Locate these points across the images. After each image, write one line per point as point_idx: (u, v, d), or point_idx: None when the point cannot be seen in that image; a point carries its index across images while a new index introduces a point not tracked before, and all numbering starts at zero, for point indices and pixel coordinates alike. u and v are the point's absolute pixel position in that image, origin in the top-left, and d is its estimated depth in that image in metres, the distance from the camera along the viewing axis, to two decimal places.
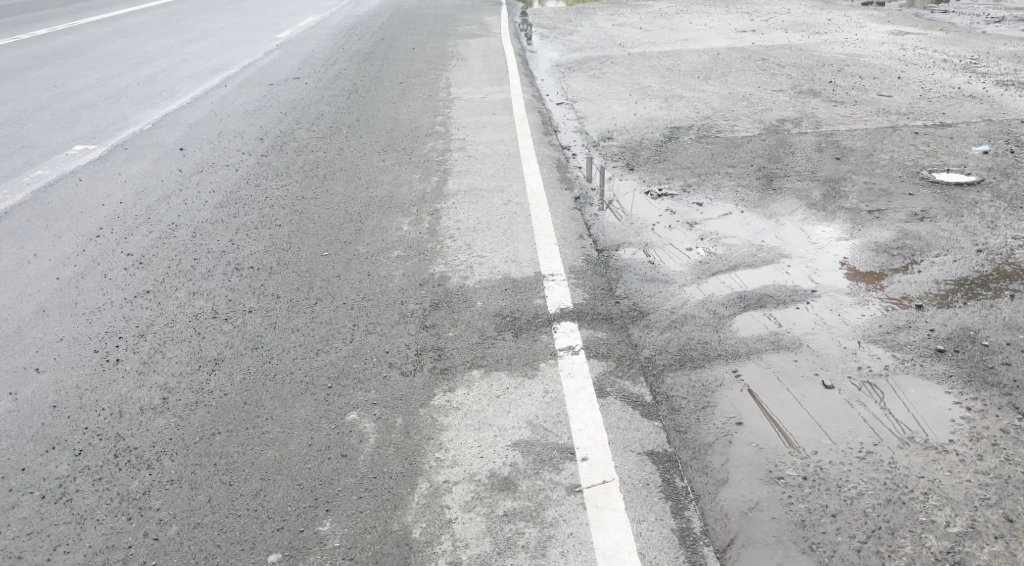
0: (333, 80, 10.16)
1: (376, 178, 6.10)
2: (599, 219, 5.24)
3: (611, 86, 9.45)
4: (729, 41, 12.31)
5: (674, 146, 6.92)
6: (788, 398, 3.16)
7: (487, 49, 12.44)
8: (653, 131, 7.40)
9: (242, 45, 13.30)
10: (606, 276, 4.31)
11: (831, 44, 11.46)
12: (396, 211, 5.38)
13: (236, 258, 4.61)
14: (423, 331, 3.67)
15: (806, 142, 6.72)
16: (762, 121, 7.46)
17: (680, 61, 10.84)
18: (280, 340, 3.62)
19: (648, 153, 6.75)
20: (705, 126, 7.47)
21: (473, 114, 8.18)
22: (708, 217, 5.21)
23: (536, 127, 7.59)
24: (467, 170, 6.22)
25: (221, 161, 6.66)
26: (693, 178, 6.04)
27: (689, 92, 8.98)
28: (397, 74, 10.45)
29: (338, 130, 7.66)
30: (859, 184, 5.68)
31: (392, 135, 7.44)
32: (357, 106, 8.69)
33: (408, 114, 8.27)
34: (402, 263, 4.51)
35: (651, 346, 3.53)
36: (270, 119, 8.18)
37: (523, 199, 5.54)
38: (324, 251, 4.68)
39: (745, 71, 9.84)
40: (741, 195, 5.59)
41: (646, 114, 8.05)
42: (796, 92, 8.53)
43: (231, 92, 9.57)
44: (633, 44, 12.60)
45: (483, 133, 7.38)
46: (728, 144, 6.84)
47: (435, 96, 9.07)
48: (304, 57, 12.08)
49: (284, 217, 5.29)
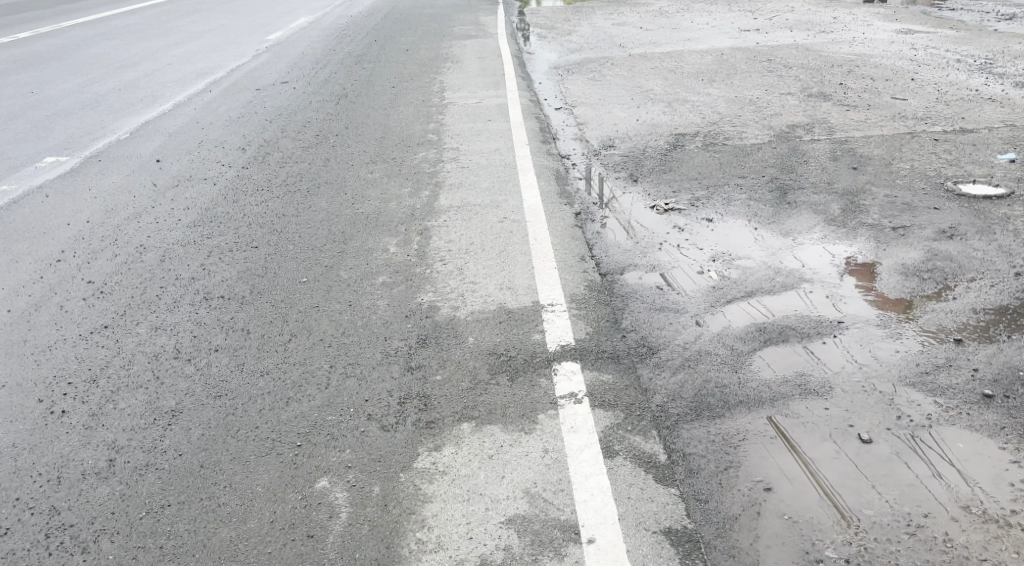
0: (322, 85, 9.76)
1: (363, 193, 5.72)
2: (601, 238, 4.86)
3: (611, 90, 9.07)
4: (733, 41, 11.93)
5: (680, 155, 6.54)
6: (822, 456, 2.77)
7: (483, 50, 12.05)
8: (657, 139, 7.02)
9: (230, 47, 12.91)
10: (611, 305, 3.92)
11: (838, 43, 11.08)
12: (384, 229, 5.00)
13: (206, 286, 4.22)
14: (407, 374, 3.27)
15: (820, 150, 6.35)
16: (772, 127, 7.08)
17: (683, 63, 10.45)
18: (247, 387, 3.23)
19: (653, 163, 6.37)
20: (712, 132, 7.08)
21: (467, 120, 7.80)
22: (720, 235, 4.83)
23: (533, 135, 7.20)
24: (460, 183, 5.84)
25: (198, 173, 6.27)
26: (701, 190, 5.66)
27: (693, 95, 8.59)
28: (389, 78, 10.05)
29: (325, 139, 7.27)
30: (879, 197, 5.30)
31: (382, 144, 7.05)
32: (346, 113, 8.30)
33: (399, 121, 7.88)
34: (388, 291, 4.12)
35: (663, 391, 3.14)
36: (254, 126, 7.78)
37: (520, 216, 5.16)
38: (303, 277, 4.29)
39: (751, 73, 9.45)
40: (753, 210, 5.21)
41: (649, 120, 7.67)
42: (806, 96, 8.15)
43: (215, 98, 9.17)
44: (633, 45, 12.20)
45: (478, 142, 7.00)
46: (737, 152, 6.46)
47: (428, 101, 8.68)
48: (294, 60, 11.68)
49: (262, 238, 4.90)
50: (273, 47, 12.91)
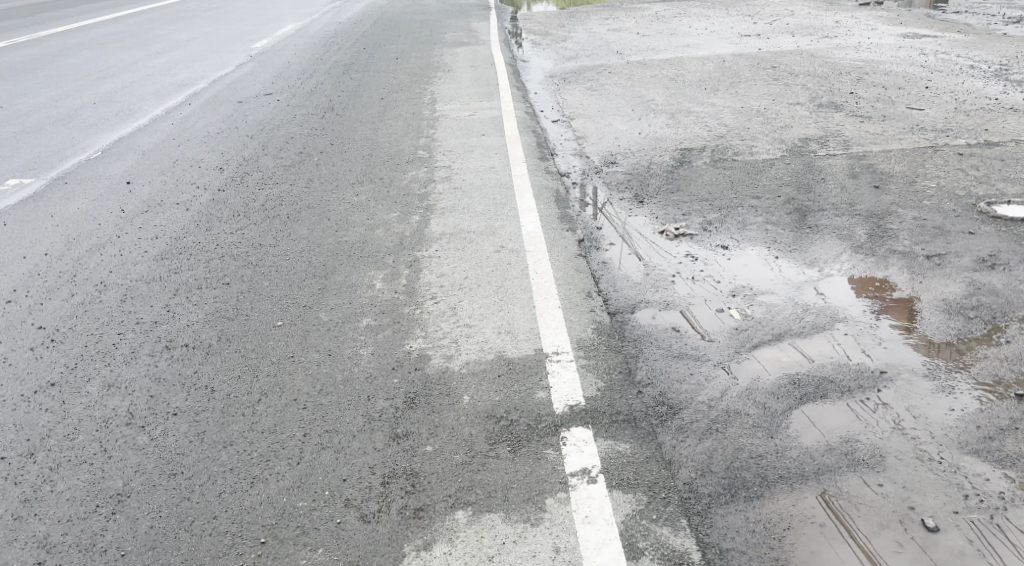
0: (308, 97, 9.32)
1: (349, 218, 5.29)
2: (608, 269, 4.45)
3: (610, 100, 8.66)
4: (734, 47, 11.56)
5: (688, 172, 6.13)
6: (882, 549, 2.36)
7: (476, 58, 11.66)
8: (661, 154, 6.62)
9: (213, 57, 12.46)
10: (623, 352, 3.50)
11: (844, 49, 10.71)
12: (370, 262, 4.57)
13: (170, 332, 3.78)
14: (393, 445, 2.84)
15: (838, 166, 5.95)
16: (784, 141, 6.69)
17: (683, 71, 10.06)
18: (206, 463, 2.79)
19: (659, 182, 5.96)
20: (719, 147, 6.69)
21: (460, 135, 7.38)
22: (738, 266, 4.41)
23: (530, 151, 6.79)
24: (452, 207, 5.41)
25: (170, 197, 5.82)
26: (713, 213, 5.25)
27: (696, 106, 8.20)
28: (378, 89, 9.62)
29: (309, 158, 6.83)
30: (908, 220, 4.91)
31: (370, 162, 6.63)
32: (332, 127, 7.86)
33: (388, 136, 7.46)
34: (373, 336, 3.69)
35: (690, 464, 2.71)
36: (234, 143, 7.35)
37: (518, 244, 4.74)
38: (278, 321, 3.85)
39: (756, 81, 9.07)
40: (772, 236, 4.80)
41: (652, 134, 7.26)
42: (816, 106, 7.76)
43: (195, 112, 8.72)
44: (631, 51, 11.83)
45: (472, 159, 6.58)
46: (748, 169, 6.06)
47: (419, 114, 8.26)
48: (279, 70, 11.23)
49: (234, 272, 4.45)
50: (258, 56, 12.46)
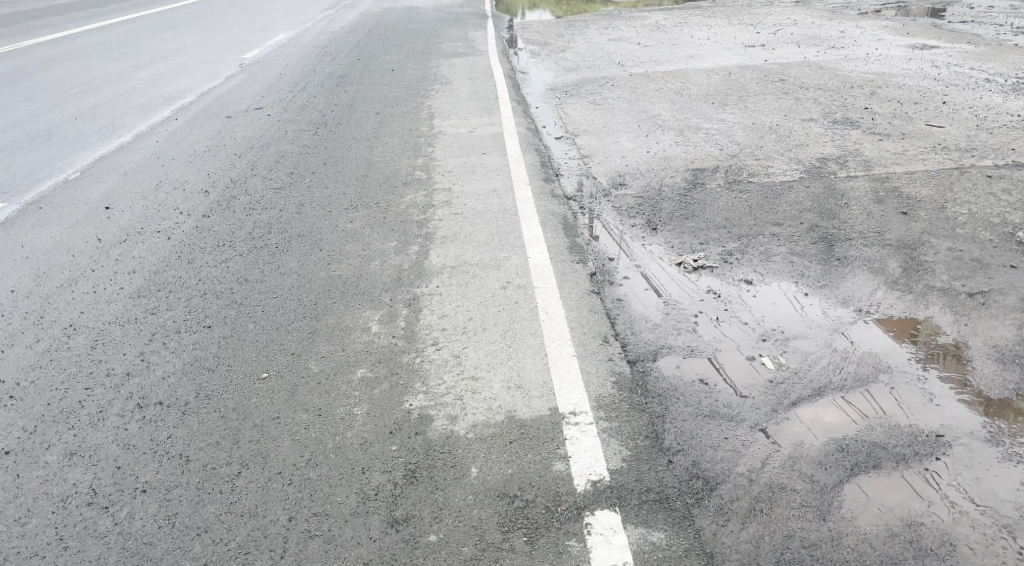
0: (300, 112, 8.96)
1: (342, 249, 4.94)
2: (624, 308, 4.09)
3: (615, 115, 8.34)
4: (739, 58, 11.26)
5: (702, 195, 5.80)
6: None
7: (475, 70, 11.34)
8: (673, 176, 6.29)
9: (203, 68, 12.10)
10: (648, 408, 3.14)
11: (853, 61, 10.42)
12: (365, 300, 4.20)
13: (142, 388, 3.43)
14: (391, 534, 2.48)
15: (861, 190, 5.63)
16: (801, 161, 6.36)
17: (688, 84, 9.74)
18: (176, 558, 2.45)
19: (672, 207, 5.62)
20: (733, 168, 6.36)
21: (460, 154, 7.03)
22: (765, 305, 4.07)
23: (534, 172, 6.45)
24: (454, 237, 5.06)
25: (151, 225, 5.47)
26: (732, 241, 4.91)
27: (705, 121, 7.88)
28: (373, 102, 9.28)
29: (301, 178, 6.47)
30: (943, 250, 4.57)
31: (365, 184, 6.27)
32: (325, 145, 7.51)
33: (384, 155, 7.11)
34: (368, 389, 3.32)
35: (734, 559, 2.37)
36: (221, 163, 6.99)
37: (525, 278, 4.38)
38: (263, 372, 3.49)
39: (765, 95, 8.76)
40: (798, 269, 4.46)
41: (661, 153, 6.94)
42: (830, 122, 7.44)
43: (181, 128, 8.36)
44: (633, 62, 11.52)
45: (473, 181, 6.23)
46: (766, 192, 5.73)
47: (417, 130, 7.92)
48: (270, 81, 10.88)
49: (217, 312, 4.10)
50: (249, 67, 12.12)
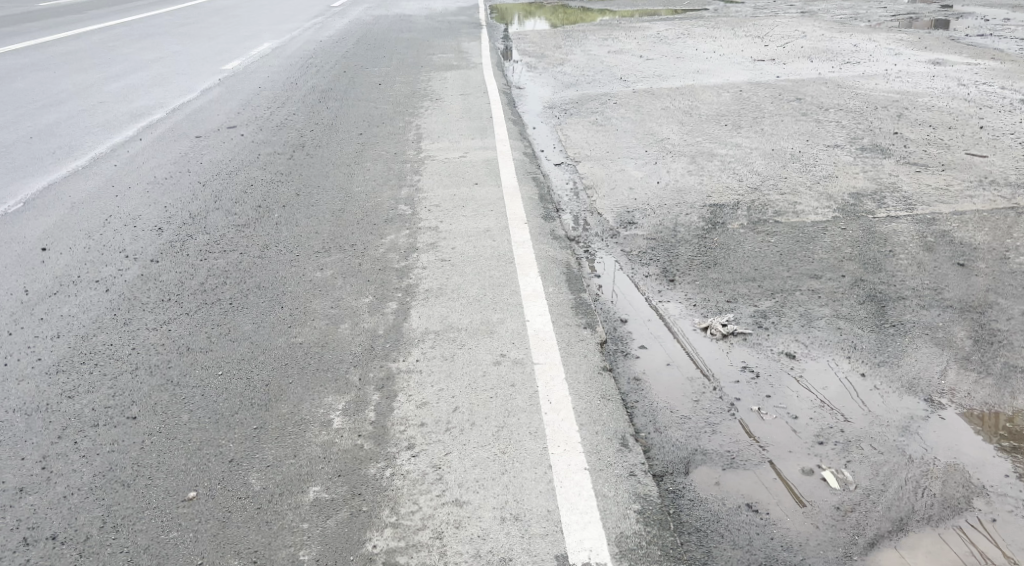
0: (276, 132, 8.24)
1: (309, 306, 4.20)
2: (643, 390, 3.36)
3: (620, 139, 7.66)
4: (750, 74, 10.61)
5: (722, 237, 5.10)
6: None
7: (468, 84, 10.69)
8: (688, 213, 5.60)
9: (179, 80, 11.40)
10: (685, 554, 2.40)
11: (871, 79, 9.79)
12: (327, 377, 3.46)
13: (33, 513, 2.69)
14: None
15: (905, 234, 4.95)
16: (831, 197, 5.69)
17: (697, 103, 9.07)
18: None
19: (691, 251, 4.91)
20: (756, 203, 5.67)
21: (450, 183, 6.34)
22: (815, 390, 3.35)
23: (532, 207, 5.74)
24: (439, 291, 4.34)
25: (89, 272, 4.73)
26: (764, 299, 4.20)
27: (719, 147, 7.20)
28: (357, 122, 8.56)
29: (270, 213, 5.74)
30: (1017, 316, 3.89)
31: (343, 220, 5.56)
32: (300, 171, 6.78)
33: (365, 185, 6.40)
34: (321, 519, 2.57)
35: None
36: (182, 193, 6.26)
37: (523, 348, 3.65)
38: (191, 490, 2.76)
39: (782, 117, 8.12)
40: (847, 341, 3.76)
41: (673, 185, 6.24)
42: (858, 151, 6.78)
43: (144, 150, 7.64)
44: (637, 77, 10.89)
45: (463, 218, 5.52)
46: (796, 235, 5.04)
47: (403, 155, 7.23)
48: (248, 96, 10.15)
49: (146, 396, 3.36)
50: (227, 79, 11.39)
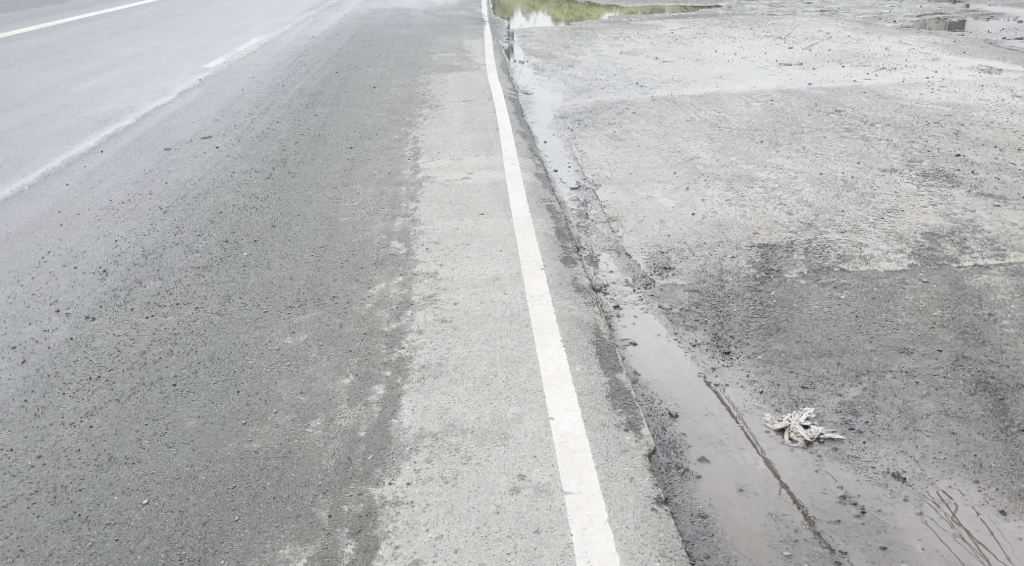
0: (255, 144, 7.36)
1: (274, 390, 3.32)
2: (715, 538, 2.49)
3: (643, 158, 6.81)
4: (778, 81, 9.77)
5: (781, 290, 4.25)
6: None
7: (472, 88, 9.84)
8: (734, 255, 4.74)
9: (155, 79, 10.49)
10: None
11: (912, 88, 8.95)
12: (288, 509, 2.58)
13: None
14: None
15: (1006, 293, 4.09)
16: (902, 237, 4.83)
17: (724, 115, 8.21)
18: None
19: (744, 310, 4.04)
20: (813, 244, 4.81)
21: (452, 214, 5.48)
22: (948, 539, 2.48)
23: (547, 248, 4.88)
24: (438, 367, 3.46)
25: (7, 334, 3.86)
26: (847, 385, 3.33)
27: (758, 169, 6.35)
28: (347, 132, 7.68)
29: (237, 250, 4.87)
30: None
31: (325, 262, 4.69)
32: (278, 195, 5.90)
33: (353, 214, 5.52)
34: None
35: None
36: (138, 222, 5.38)
37: (549, 464, 2.77)
38: None
39: (824, 133, 7.27)
40: (969, 454, 2.89)
41: (711, 216, 5.38)
42: (918, 177, 5.92)
43: (104, 165, 6.75)
44: (654, 82, 10.05)
45: (467, 261, 4.65)
46: (870, 290, 4.18)
47: (398, 176, 6.36)
48: (228, 101, 9.24)
49: (39, 538, 2.49)
50: (208, 80, 10.46)
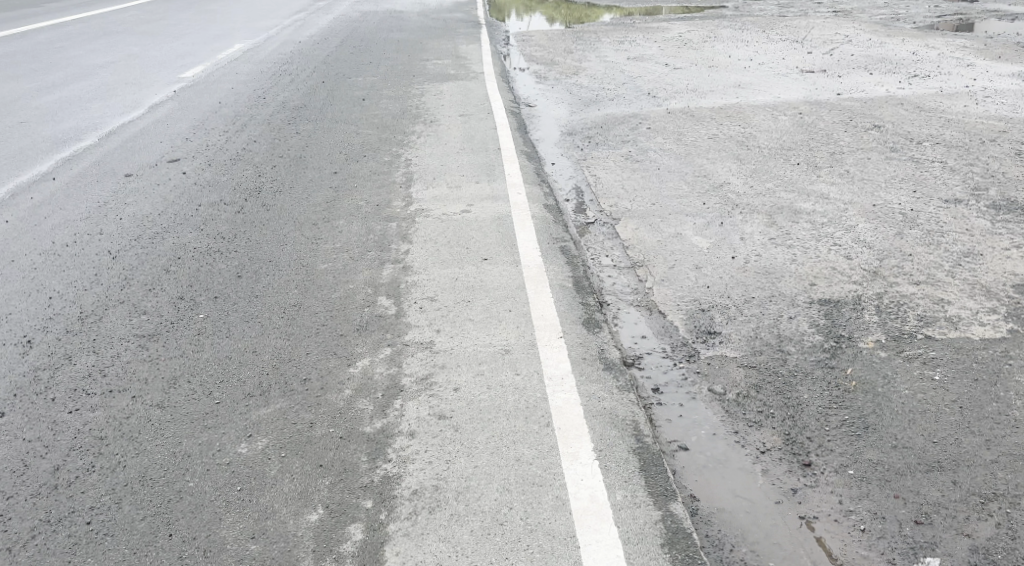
0: (227, 168, 6.53)
1: (219, 535, 2.50)
2: None
3: (665, 184, 6.01)
4: (803, 90, 8.99)
5: (858, 368, 3.46)
6: None
7: (470, 99, 9.05)
8: (791, 315, 3.93)
9: (126, 91, 9.67)
10: None
11: (954, 99, 8.18)
12: None
13: None
14: None
15: None
16: (992, 293, 4.05)
17: (750, 130, 7.42)
18: None
19: (818, 399, 3.24)
20: (884, 301, 4.03)
21: (451, 259, 4.67)
22: None
23: (565, 306, 4.07)
24: (435, 492, 2.65)
25: None
26: (976, 521, 2.54)
27: (800, 198, 5.56)
28: (332, 154, 6.86)
29: (192, 311, 4.04)
30: None
31: (298, 326, 3.87)
32: (249, 234, 5.09)
33: (335, 259, 4.71)
34: None
35: None
36: (80, 272, 4.55)
37: None
38: None
39: (867, 153, 6.49)
40: None
41: (756, 261, 4.58)
42: (988, 210, 5.15)
43: (51, 196, 5.92)
44: (667, 92, 9.27)
45: (470, 326, 3.84)
46: (969, 369, 3.40)
47: (388, 209, 5.55)
48: (201, 116, 8.37)
49: None
50: (182, 92, 9.61)
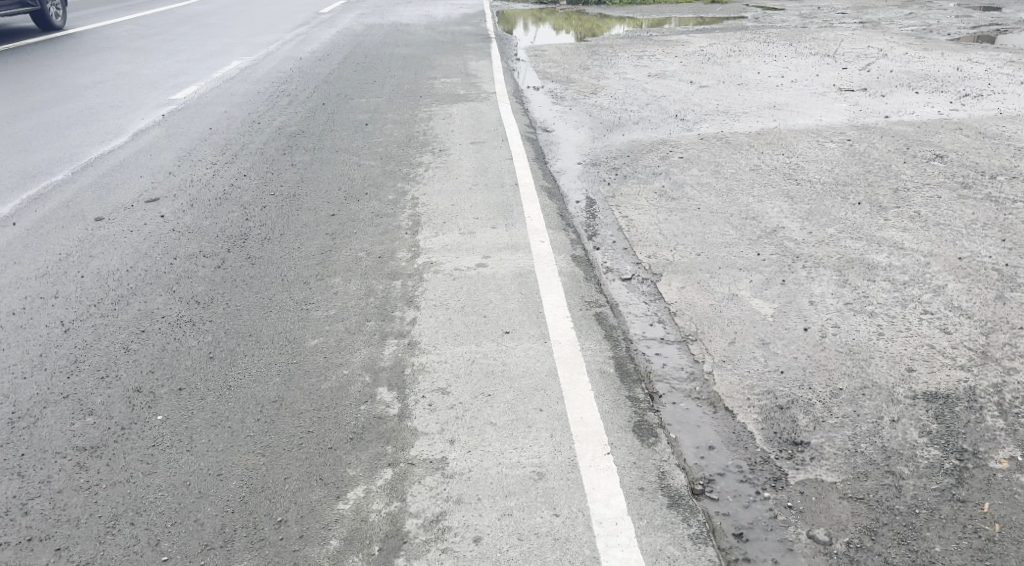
0: (212, 209, 5.79)
1: None
2: None
3: (709, 229, 5.23)
4: (846, 113, 8.20)
5: (996, 503, 2.67)
6: None
7: (483, 123, 8.31)
8: (894, 416, 3.14)
9: (111, 115, 8.97)
10: None
11: (1018, 123, 7.39)
12: None
13: None
14: None
15: None
16: None
17: (796, 160, 6.65)
18: None
19: (957, 556, 2.45)
20: (1007, 397, 3.23)
21: (467, 332, 3.90)
22: None
23: (610, 404, 3.28)
24: None
25: None
26: None
27: (870, 248, 4.77)
28: (330, 191, 6.12)
29: (149, 411, 3.28)
30: None
31: (277, 434, 3.10)
32: (229, 298, 4.33)
33: (328, 332, 3.94)
34: None
35: None
36: (21, 352, 3.80)
37: None
38: None
39: (936, 190, 5.70)
40: None
41: (834, 335, 3.79)
42: None
43: (8, 246, 5.18)
44: (696, 114, 8.51)
45: (493, 435, 3.06)
46: None
47: (392, 262, 4.79)
48: (189, 145, 7.65)
49: None
50: (171, 116, 8.90)
